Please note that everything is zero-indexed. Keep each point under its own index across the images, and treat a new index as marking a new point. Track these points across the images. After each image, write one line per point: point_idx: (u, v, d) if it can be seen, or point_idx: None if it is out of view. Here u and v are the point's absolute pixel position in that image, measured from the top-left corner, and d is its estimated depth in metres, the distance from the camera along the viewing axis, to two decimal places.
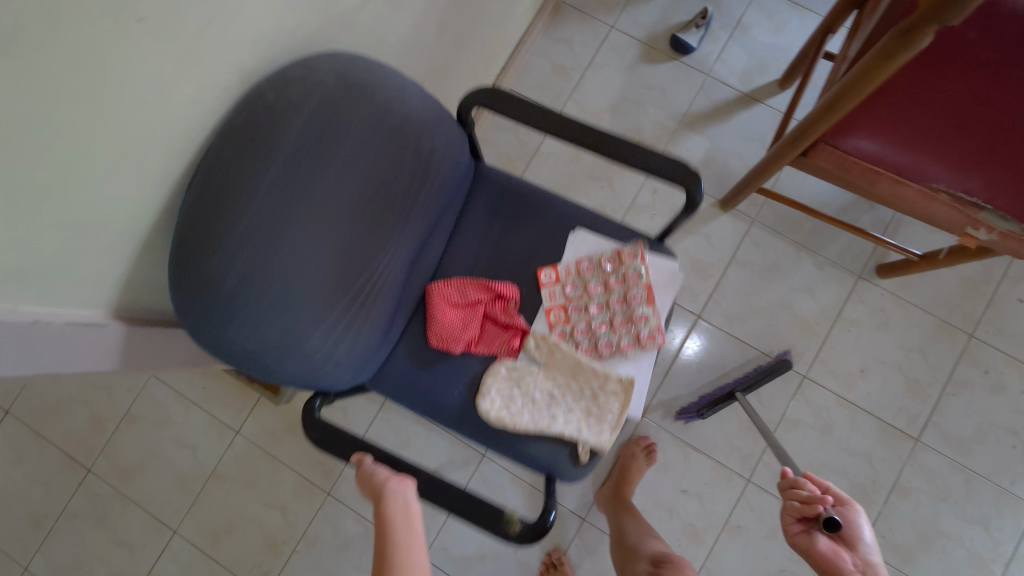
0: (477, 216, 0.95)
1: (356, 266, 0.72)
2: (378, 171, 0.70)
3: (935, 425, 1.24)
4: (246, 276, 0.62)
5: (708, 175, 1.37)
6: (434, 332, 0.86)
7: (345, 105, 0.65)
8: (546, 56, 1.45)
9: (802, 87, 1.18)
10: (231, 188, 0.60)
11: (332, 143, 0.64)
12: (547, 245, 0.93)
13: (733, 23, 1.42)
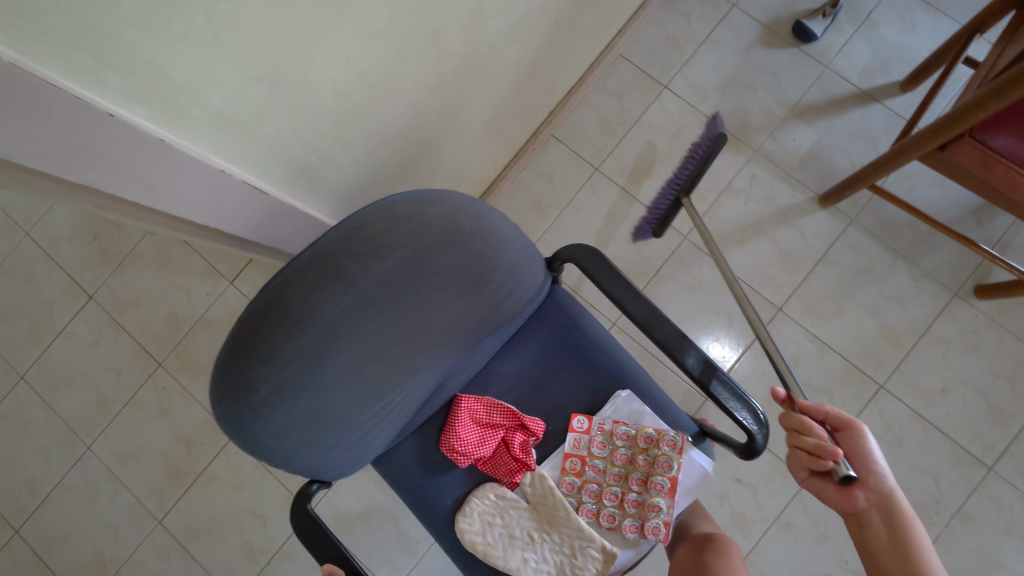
0: (531, 339, 0.88)
1: (389, 387, 0.68)
2: (443, 310, 0.66)
3: (1011, 456, 1.20)
4: (283, 386, 0.58)
5: (811, 168, 1.34)
6: (447, 443, 0.81)
7: (438, 249, 0.61)
8: (661, 26, 1.42)
9: (939, 84, 1.13)
10: (299, 310, 0.55)
11: (410, 285, 0.61)
12: (585, 391, 0.86)
13: (862, 17, 1.37)
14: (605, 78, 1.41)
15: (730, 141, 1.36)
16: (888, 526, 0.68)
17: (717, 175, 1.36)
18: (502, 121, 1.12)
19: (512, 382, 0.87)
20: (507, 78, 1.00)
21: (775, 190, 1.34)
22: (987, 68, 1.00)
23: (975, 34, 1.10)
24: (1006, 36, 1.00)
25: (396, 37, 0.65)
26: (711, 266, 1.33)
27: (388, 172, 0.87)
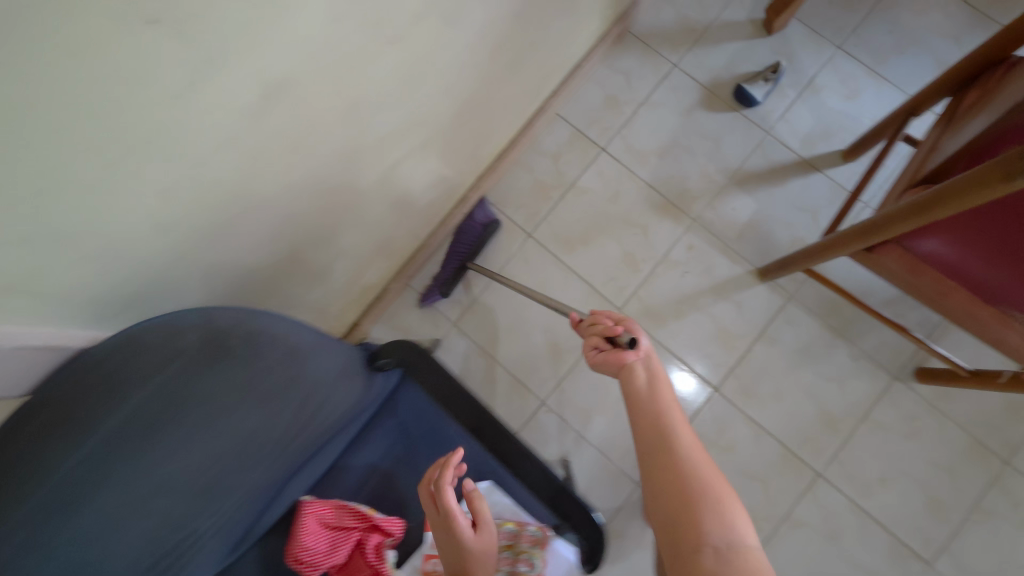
0: (385, 427, 0.84)
1: (181, 529, 0.60)
2: (233, 433, 0.61)
3: (950, 553, 1.16)
4: (20, 559, 0.49)
5: (750, 240, 1.29)
6: (291, 554, 0.73)
7: (201, 372, 0.58)
8: (601, 84, 1.36)
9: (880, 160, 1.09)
10: (29, 464, 0.51)
11: (176, 414, 0.56)
12: (445, 480, 0.83)
13: (804, 82, 1.33)
14: (540, 138, 1.35)
15: (669, 209, 1.31)
16: (650, 382, 0.66)
17: (654, 245, 1.30)
18: (415, 198, 1.04)
19: (366, 475, 0.83)
20: (411, 161, 0.92)
21: (714, 263, 1.28)
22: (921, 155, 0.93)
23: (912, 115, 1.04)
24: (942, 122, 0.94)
25: (233, 160, 0.56)
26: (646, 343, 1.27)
27: (269, 277, 0.79)
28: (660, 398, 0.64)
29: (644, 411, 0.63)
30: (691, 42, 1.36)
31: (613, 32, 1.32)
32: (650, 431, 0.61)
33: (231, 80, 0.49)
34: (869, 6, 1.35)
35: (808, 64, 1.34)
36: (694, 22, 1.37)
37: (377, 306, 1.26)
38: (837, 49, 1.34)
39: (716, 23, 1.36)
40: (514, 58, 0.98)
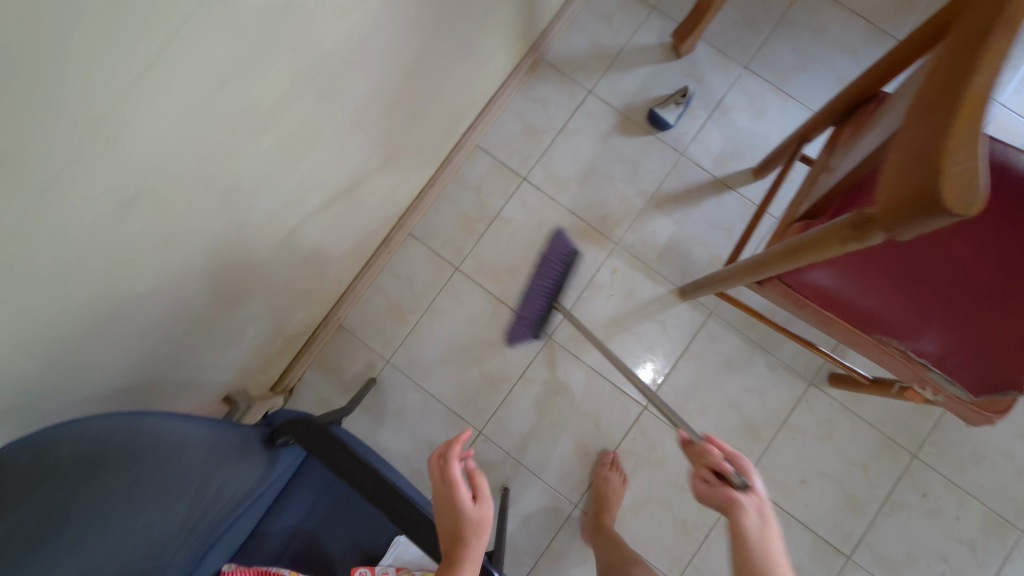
0: (304, 489, 0.86)
1: None
2: (124, 533, 0.57)
3: (868, 545, 1.24)
4: None
5: (671, 261, 1.33)
6: None
7: (96, 474, 0.54)
8: (518, 114, 1.38)
9: (779, 182, 1.15)
10: None
11: (59, 527, 0.50)
12: (371, 533, 0.86)
13: (715, 103, 1.37)
14: (463, 171, 1.36)
15: (592, 235, 1.34)
16: (762, 525, 0.67)
17: (579, 271, 1.33)
18: (330, 249, 1.05)
19: (287, 539, 0.83)
20: (315, 220, 0.92)
21: (637, 285, 1.33)
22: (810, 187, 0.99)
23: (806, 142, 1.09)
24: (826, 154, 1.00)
25: (96, 267, 0.55)
26: (576, 367, 1.31)
27: (169, 353, 0.79)
28: (767, 539, 0.67)
29: (756, 558, 0.65)
30: (603, 67, 1.39)
31: (526, 62, 1.34)
32: (752, 562, 0.65)
33: (77, 197, 0.47)
34: (772, 25, 1.40)
35: (718, 85, 1.38)
36: (605, 48, 1.39)
37: (309, 350, 1.28)
38: (744, 68, 1.39)
39: (627, 48, 1.39)
40: (416, 108, 0.99)
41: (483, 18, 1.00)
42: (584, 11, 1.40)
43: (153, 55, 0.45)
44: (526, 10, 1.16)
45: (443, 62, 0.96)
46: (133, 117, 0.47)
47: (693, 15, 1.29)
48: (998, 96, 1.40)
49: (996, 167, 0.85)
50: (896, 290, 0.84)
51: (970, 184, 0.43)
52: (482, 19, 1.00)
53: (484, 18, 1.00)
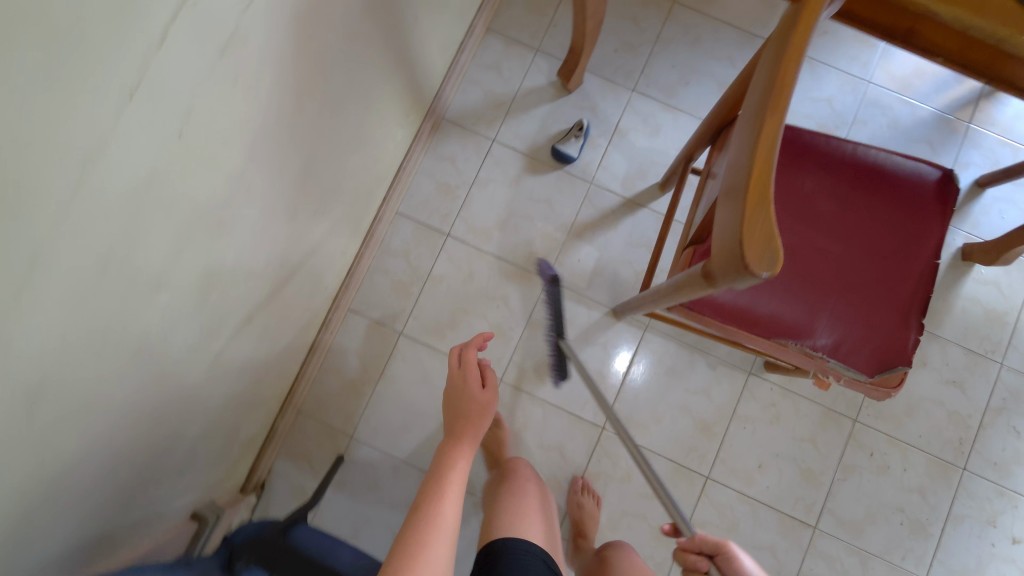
0: None
1: None
2: None
3: (830, 511, 1.32)
4: None
5: (600, 285, 1.40)
6: None
7: None
8: (430, 174, 1.43)
9: (678, 193, 1.22)
10: None
11: None
12: None
13: (611, 129, 1.45)
14: (388, 238, 1.41)
15: (522, 276, 1.40)
16: None
17: (518, 312, 1.39)
18: (265, 351, 1.08)
19: None
20: (242, 334, 0.96)
21: (573, 314, 1.39)
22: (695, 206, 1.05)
23: (691, 160, 1.17)
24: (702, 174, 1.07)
25: (18, 458, 0.58)
26: (532, 404, 1.36)
27: (117, 498, 0.81)
28: None
29: None
30: (502, 114, 1.45)
31: (427, 126, 1.39)
32: None
33: None
34: (650, 45, 1.48)
35: (611, 111, 1.45)
36: (499, 96, 1.46)
37: (273, 443, 1.30)
38: (632, 91, 1.46)
39: (520, 92, 1.46)
40: (318, 204, 1.03)
41: (362, 106, 1.04)
42: (473, 64, 1.46)
43: (32, 250, 0.49)
44: (410, 83, 1.22)
45: (333, 155, 1.01)
46: (20, 313, 0.51)
47: (569, 55, 1.36)
48: (865, 76, 1.50)
49: (847, 166, 0.95)
50: (784, 294, 0.92)
51: (766, 247, 0.50)
52: (361, 107, 1.04)
53: (364, 105, 1.05)
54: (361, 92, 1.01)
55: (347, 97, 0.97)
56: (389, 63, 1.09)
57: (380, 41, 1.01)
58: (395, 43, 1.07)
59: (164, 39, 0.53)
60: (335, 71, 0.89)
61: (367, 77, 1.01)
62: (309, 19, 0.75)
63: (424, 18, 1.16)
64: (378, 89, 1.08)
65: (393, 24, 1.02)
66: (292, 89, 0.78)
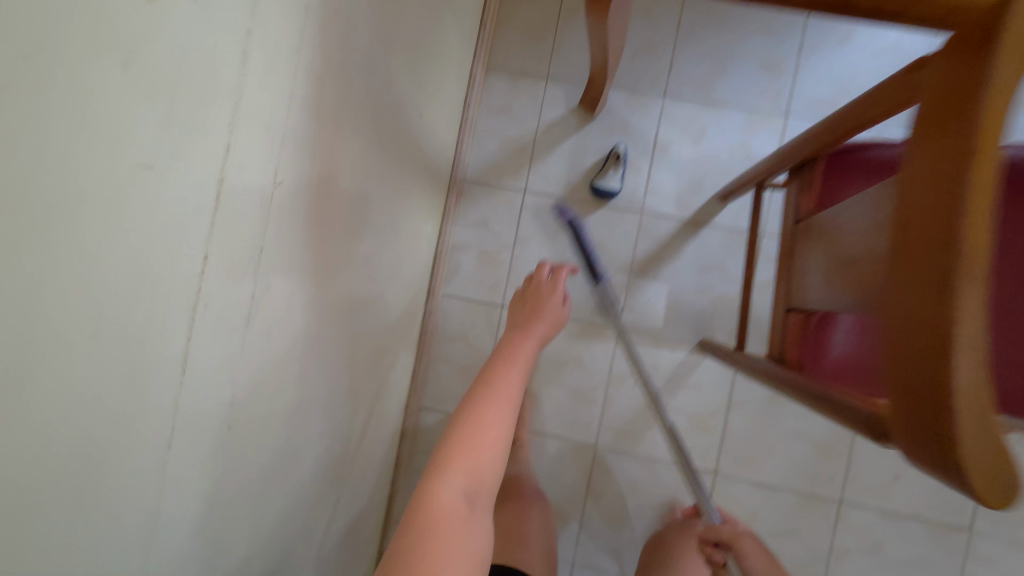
0: None
1: None
2: None
3: (984, 510, 1.20)
4: None
5: (678, 322, 1.28)
6: None
7: None
8: (467, 245, 1.31)
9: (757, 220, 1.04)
10: None
11: None
12: None
13: (650, 146, 1.29)
14: (441, 325, 1.32)
15: (592, 331, 1.29)
16: None
17: (595, 371, 1.29)
18: (357, 501, 1.03)
19: None
20: (333, 511, 0.90)
21: (656, 360, 1.28)
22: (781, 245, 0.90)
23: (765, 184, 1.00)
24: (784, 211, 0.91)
25: None
26: (634, 464, 1.28)
27: None
28: None
29: None
30: (527, 161, 1.31)
31: (451, 198, 1.27)
32: None
33: None
34: (671, 38, 1.28)
35: (645, 126, 1.29)
36: (518, 140, 1.31)
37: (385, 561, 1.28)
38: (663, 97, 1.28)
39: (540, 130, 1.31)
40: (369, 351, 0.94)
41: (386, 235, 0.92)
42: (482, 112, 1.31)
43: None
44: (429, 172, 1.09)
45: (370, 299, 0.90)
46: None
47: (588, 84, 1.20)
48: None
49: None
50: None
51: (1000, 476, 0.38)
52: (387, 237, 0.93)
53: (389, 232, 0.94)
54: (383, 222, 0.90)
55: (371, 237, 0.86)
56: (406, 172, 0.96)
57: (393, 161, 0.88)
58: (408, 151, 0.94)
59: (185, 365, 0.47)
60: (354, 230, 0.78)
61: (386, 205, 0.89)
62: (318, 211, 0.64)
63: (433, 103, 1.02)
64: (399, 205, 0.97)
65: (402, 137, 0.90)
66: (316, 285, 0.68)
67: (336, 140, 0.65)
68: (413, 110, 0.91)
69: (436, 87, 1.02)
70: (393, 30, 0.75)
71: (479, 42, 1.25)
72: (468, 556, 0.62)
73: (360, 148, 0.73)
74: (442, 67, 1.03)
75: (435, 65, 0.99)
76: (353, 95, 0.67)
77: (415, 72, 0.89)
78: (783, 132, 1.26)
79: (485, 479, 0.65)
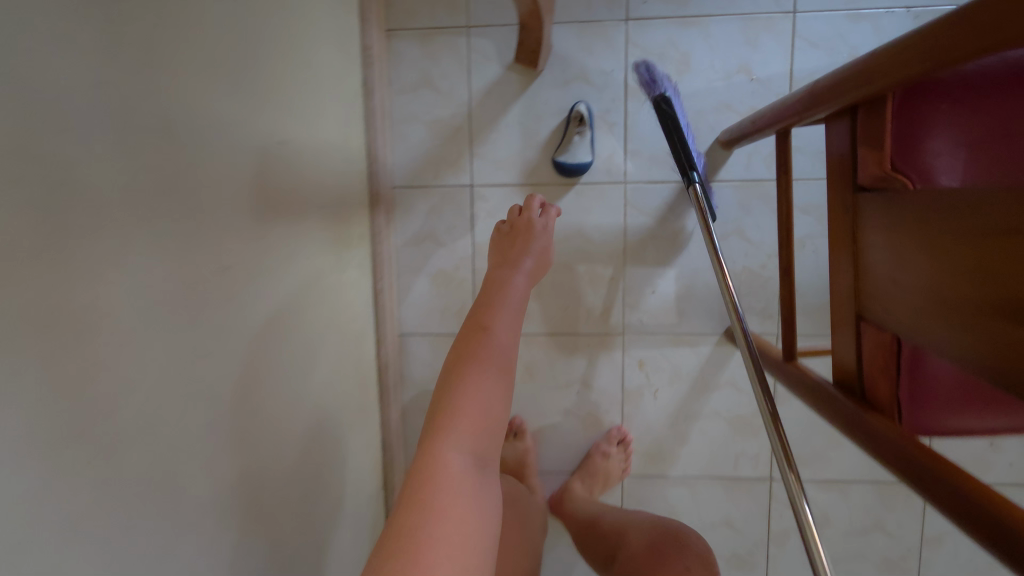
0: None
1: None
2: None
3: None
4: None
5: (694, 311, 1.01)
6: None
7: None
8: (414, 268, 1.03)
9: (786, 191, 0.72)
10: None
11: None
12: None
13: (621, 92, 0.98)
14: (405, 371, 1.06)
15: (593, 342, 1.03)
16: None
17: (605, 388, 1.05)
18: None
19: None
20: None
21: (676, 361, 1.03)
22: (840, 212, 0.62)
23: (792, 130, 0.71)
24: (832, 172, 0.63)
25: None
26: (672, 487, 1.06)
27: None
28: None
29: None
30: (466, 145, 1.00)
31: (380, 215, 0.98)
32: None
33: None
34: None
35: (609, 67, 0.97)
36: (450, 121, 1.00)
37: None
38: (626, 23, 0.96)
39: (475, 101, 0.99)
40: (285, 481, 0.69)
41: (269, 319, 0.66)
42: (393, 93, 0.99)
43: None
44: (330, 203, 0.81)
45: (267, 418, 0.64)
46: None
47: (522, 31, 0.88)
48: None
49: None
50: None
51: None
52: (273, 320, 0.67)
53: (278, 312, 0.68)
54: (256, 309, 0.63)
55: (238, 342, 0.60)
56: (282, 221, 0.69)
57: (240, 222, 0.60)
58: (269, 196, 0.66)
59: None
60: (181, 359, 0.51)
61: (251, 285, 0.62)
62: (28, 393, 0.37)
63: (293, 112, 0.72)
64: (286, 267, 0.70)
65: (245, 184, 0.61)
66: (91, 490, 0.42)
67: (53, 265, 0.39)
68: (252, 139, 0.62)
69: (292, 88, 0.71)
70: (136, 42, 0.46)
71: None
72: (485, 515, 0.52)
73: (130, 247, 0.45)
74: (294, 57, 0.72)
75: (279, 58, 0.68)
76: (42, 175, 0.38)
77: (235, 85, 0.59)
78: (792, 40, 0.95)
79: (491, 428, 0.58)
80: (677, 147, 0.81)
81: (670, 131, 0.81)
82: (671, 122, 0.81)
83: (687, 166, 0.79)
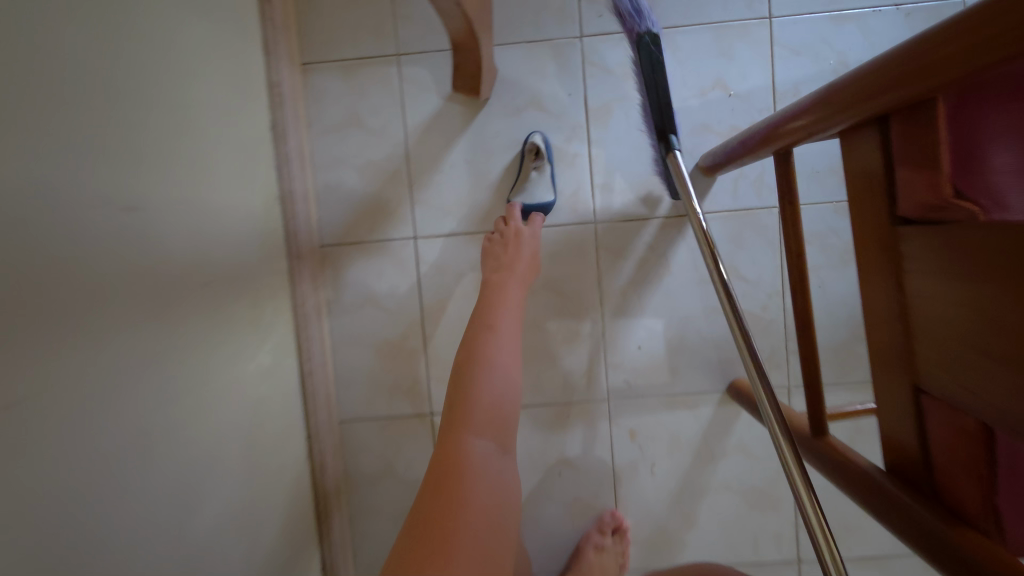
0: None
1: None
2: None
3: None
4: None
5: (689, 366, 0.86)
6: None
7: None
8: (354, 340, 0.86)
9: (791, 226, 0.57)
10: None
11: None
12: None
13: (582, 119, 0.84)
14: (350, 467, 0.87)
15: (573, 413, 0.87)
16: None
17: (594, 467, 0.87)
18: None
19: None
20: None
21: (673, 427, 0.87)
22: (882, 246, 0.47)
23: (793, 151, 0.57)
24: (857, 199, 0.49)
25: None
26: None
27: None
28: None
29: None
30: (405, 191, 0.85)
31: (306, 282, 0.81)
32: None
33: None
34: None
35: (566, 91, 0.84)
36: (385, 164, 0.85)
37: None
38: (581, 40, 0.83)
39: (412, 139, 0.85)
40: None
41: (127, 458, 0.46)
42: (315, 137, 0.84)
43: None
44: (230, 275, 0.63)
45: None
46: None
47: (455, 53, 0.74)
48: None
49: None
50: None
51: None
52: (137, 459, 0.47)
53: (145, 444, 0.48)
54: (104, 444, 0.43)
55: (63, 506, 0.40)
56: (151, 314, 0.49)
57: (62, 327, 0.40)
58: (126, 283, 0.46)
59: None
60: None
61: (92, 411, 0.42)
62: None
63: (166, 166, 0.53)
64: (159, 376, 0.50)
65: (77, 272, 0.41)
66: None
67: None
68: (93, 206, 0.43)
69: (162, 133, 0.53)
70: None
71: (272, 27, 0.77)
72: (505, 506, 0.49)
73: None
74: (164, 92, 0.54)
75: (143, 95, 0.51)
76: None
77: (55, 130, 0.40)
78: (771, 48, 0.83)
79: (506, 421, 0.55)
80: (657, 110, 0.66)
81: (655, 91, 0.65)
82: (659, 83, 0.64)
83: (665, 131, 0.66)
